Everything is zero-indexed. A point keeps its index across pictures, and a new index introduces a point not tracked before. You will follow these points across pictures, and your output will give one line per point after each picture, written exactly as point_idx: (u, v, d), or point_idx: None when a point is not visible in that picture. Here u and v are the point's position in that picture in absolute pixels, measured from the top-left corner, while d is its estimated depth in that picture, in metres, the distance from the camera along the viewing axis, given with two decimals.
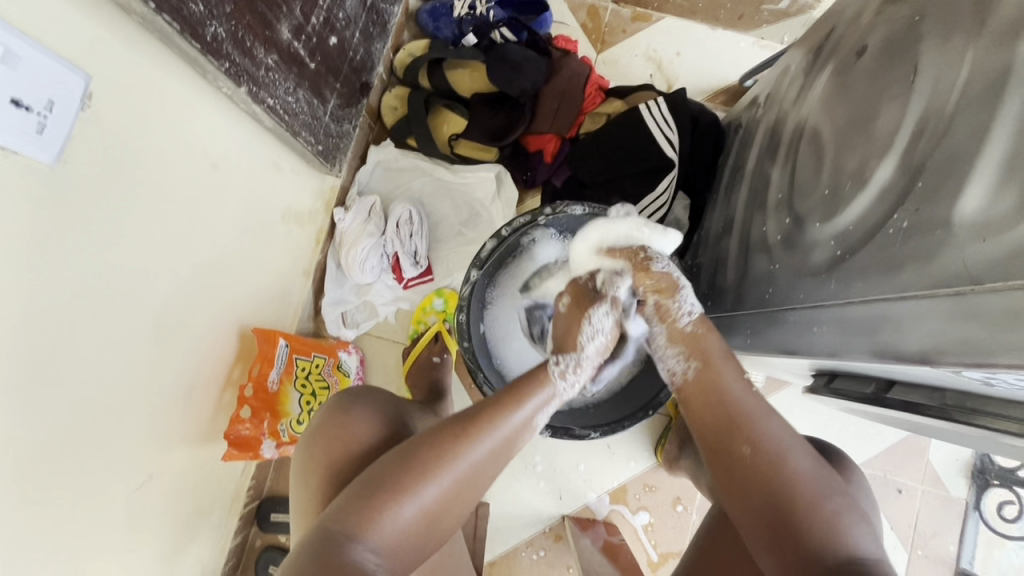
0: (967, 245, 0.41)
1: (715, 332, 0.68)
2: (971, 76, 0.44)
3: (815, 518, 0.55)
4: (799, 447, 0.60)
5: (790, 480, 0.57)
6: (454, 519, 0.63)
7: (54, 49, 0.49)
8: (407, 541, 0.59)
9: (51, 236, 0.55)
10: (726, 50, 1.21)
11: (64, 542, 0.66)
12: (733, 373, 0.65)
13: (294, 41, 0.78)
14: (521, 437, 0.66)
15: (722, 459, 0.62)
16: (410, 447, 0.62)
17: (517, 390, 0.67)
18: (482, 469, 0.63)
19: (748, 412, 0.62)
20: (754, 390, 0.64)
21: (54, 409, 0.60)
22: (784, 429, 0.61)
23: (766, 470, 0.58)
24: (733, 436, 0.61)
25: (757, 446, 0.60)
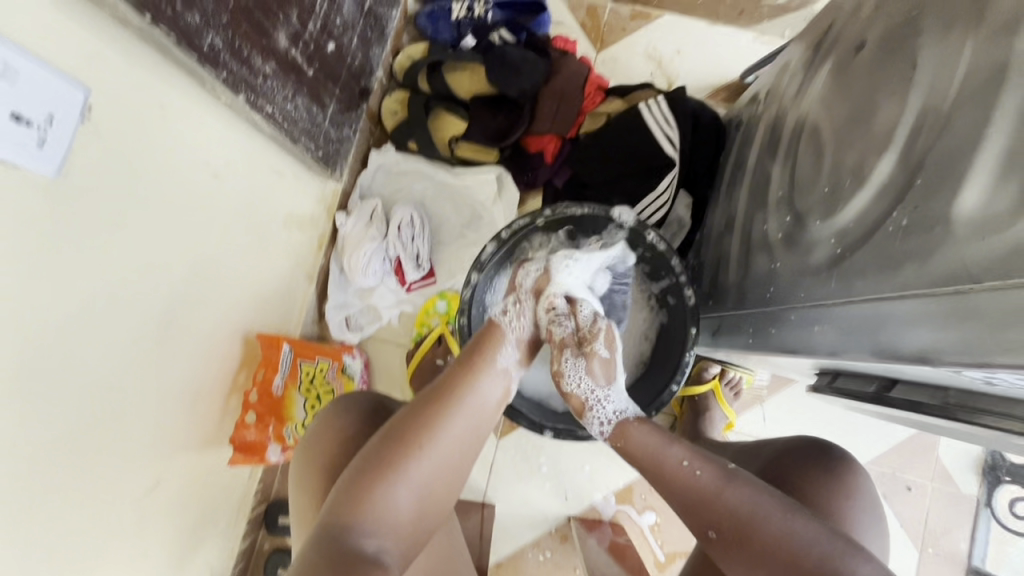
0: (967, 242, 0.40)
1: (640, 427, 0.71)
2: (970, 71, 0.44)
3: (808, 557, 0.55)
4: (759, 500, 0.60)
5: (767, 540, 0.57)
6: (443, 502, 0.65)
7: (52, 63, 0.50)
8: (403, 527, 0.60)
9: (54, 248, 0.55)
10: (727, 47, 1.20)
11: (74, 549, 0.67)
12: (669, 459, 0.66)
13: (292, 48, 0.79)
14: (488, 407, 0.69)
15: (712, 547, 0.62)
16: (389, 430, 0.63)
17: (476, 354, 0.71)
18: (457, 446, 0.65)
19: (703, 497, 0.63)
20: (693, 465, 0.65)
21: (60, 418, 0.61)
22: (743, 490, 0.61)
23: (739, 538, 0.59)
24: (698, 518, 0.63)
25: (720, 529, 0.61)
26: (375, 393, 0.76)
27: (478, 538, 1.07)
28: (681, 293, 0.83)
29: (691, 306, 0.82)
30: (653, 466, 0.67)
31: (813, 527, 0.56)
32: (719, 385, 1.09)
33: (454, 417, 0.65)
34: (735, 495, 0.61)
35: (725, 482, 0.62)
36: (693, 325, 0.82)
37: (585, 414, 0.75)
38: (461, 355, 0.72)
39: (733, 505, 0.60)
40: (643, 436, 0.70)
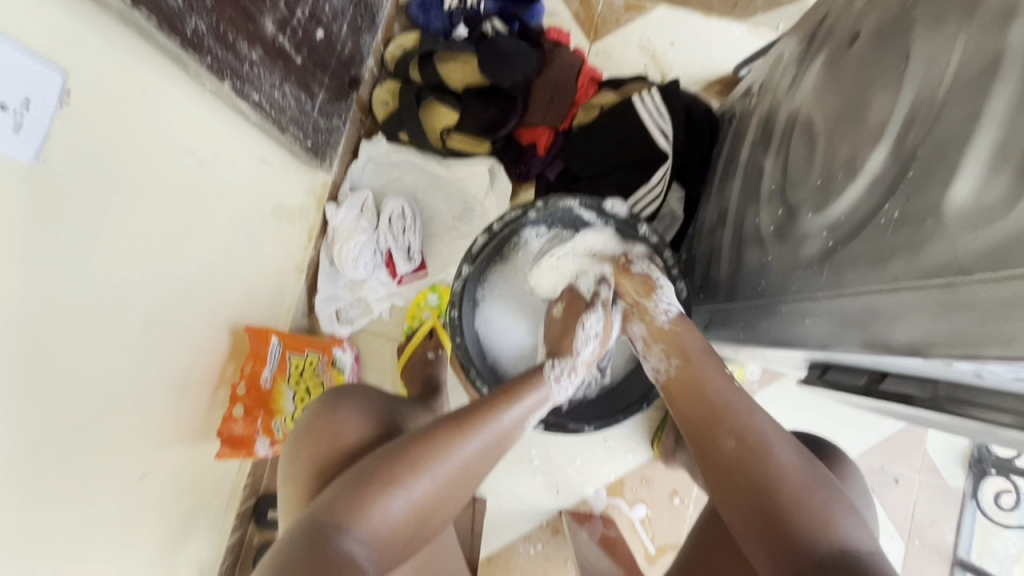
0: (959, 234, 0.40)
1: (694, 330, 0.74)
2: (963, 61, 0.43)
3: (803, 499, 0.57)
4: (782, 435, 0.62)
5: (778, 468, 0.59)
6: (436, 524, 0.63)
7: (28, 45, 0.49)
8: (393, 538, 0.58)
9: (33, 237, 0.54)
10: (721, 40, 1.19)
11: (58, 542, 0.66)
12: (716, 372, 0.69)
13: (279, 35, 0.77)
14: (505, 439, 0.68)
15: (714, 456, 0.63)
16: (396, 448, 0.62)
17: (511, 391, 0.71)
18: (464, 474, 0.64)
19: (732, 407, 0.65)
20: (735, 385, 0.68)
21: (42, 411, 0.60)
22: (768, 421, 0.64)
23: (754, 452, 0.61)
24: (713, 431, 0.64)
25: (741, 438, 0.62)
26: (378, 397, 0.76)
27: (468, 532, 1.02)
28: (674, 287, 0.83)
29: (683, 300, 0.82)
30: (695, 379, 0.69)
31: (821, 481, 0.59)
32: None
33: (469, 445, 0.64)
34: (766, 425, 0.63)
35: (757, 407, 0.65)
36: (684, 318, 0.81)
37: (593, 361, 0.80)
38: (498, 388, 0.72)
39: (756, 422, 0.63)
40: (696, 341, 0.73)
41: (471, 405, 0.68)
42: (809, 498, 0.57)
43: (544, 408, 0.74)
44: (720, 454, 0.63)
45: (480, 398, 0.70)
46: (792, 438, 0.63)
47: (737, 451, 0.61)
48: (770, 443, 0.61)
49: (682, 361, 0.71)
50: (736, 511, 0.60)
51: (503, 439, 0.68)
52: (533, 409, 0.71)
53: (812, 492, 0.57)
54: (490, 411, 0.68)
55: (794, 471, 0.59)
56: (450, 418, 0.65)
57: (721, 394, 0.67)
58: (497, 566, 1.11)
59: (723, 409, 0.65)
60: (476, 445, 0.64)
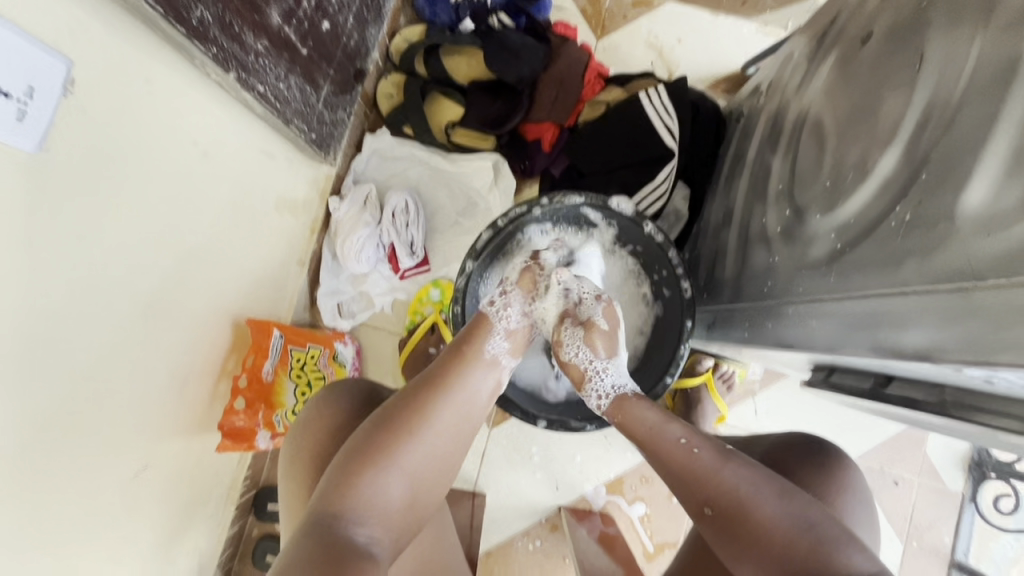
0: (973, 238, 0.39)
1: (640, 402, 0.71)
2: (980, 63, 0.42)
3: (789, 550, 0.55)
4: (760, 484, 0.59)
5: (760, 524, 0.57)
6: (435, 498, 0.64)
7: (32, 34, 0.48)
8: (393, 515, 0.59)
9: (35, 226, 0.54)
10: (729, 37, 1.18)
11: (59, 533, 0.66)
12: (668, 431, 0.66)
13: (285, 26, 0.76)
14: (483, 401, 0.69)
15: (701, 521, 0.62)
16: (378, 418, 0.62)
17: (467, 342, 0.71)
18: (449, 440, 0.64)
19: (700, 475, 0.62)
20: (697, 449, 0.63)
21: (42, 402, 0.59)
22: (742, 473, 0.60)
23: (732, 518, 0.59)
24: (694, 498, 0.62)
25: (716, 507, 0.60)
26: (364, 380, 0.76)
27: (468, 529, 1.03)
28: (678, 286, 0.82)
29: (687, 299, 0.82)
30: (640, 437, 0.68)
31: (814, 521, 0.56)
32: (712, 378, 1.09)
33: (447, 408, 0.65)
34: (735, 480, 0.60)
35: (722, 461, 0.62)
36: (688, 317, 0.81)
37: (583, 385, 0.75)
38: (451, 343, 0.72)
39: (730, 490, 0.60)
40: (643, 410, 0.70)
41: (436, 366, 0.69)
42: (795, 540, 0.55)
43: (506, 358, 0.73)
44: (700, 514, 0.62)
45: (443, 356, 0.70)
46: (763, 470, 0.61)
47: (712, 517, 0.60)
48: (741, 498, 0.59)
49: (630, 430, 0.69)
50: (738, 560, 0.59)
51: (476, 396, 0.68)
52: (498, 360, 0.71)
53: (797, 530, 0.55)
54: (457, 369, 0.68)
55: (772, 511, 0.57)
56: (419, 386, 0.65)
57: (682, 455, 0.64)
58: (496, 562, 1.12)
59: (687, 475, 0.63)
60: (450, 407, 0.65)
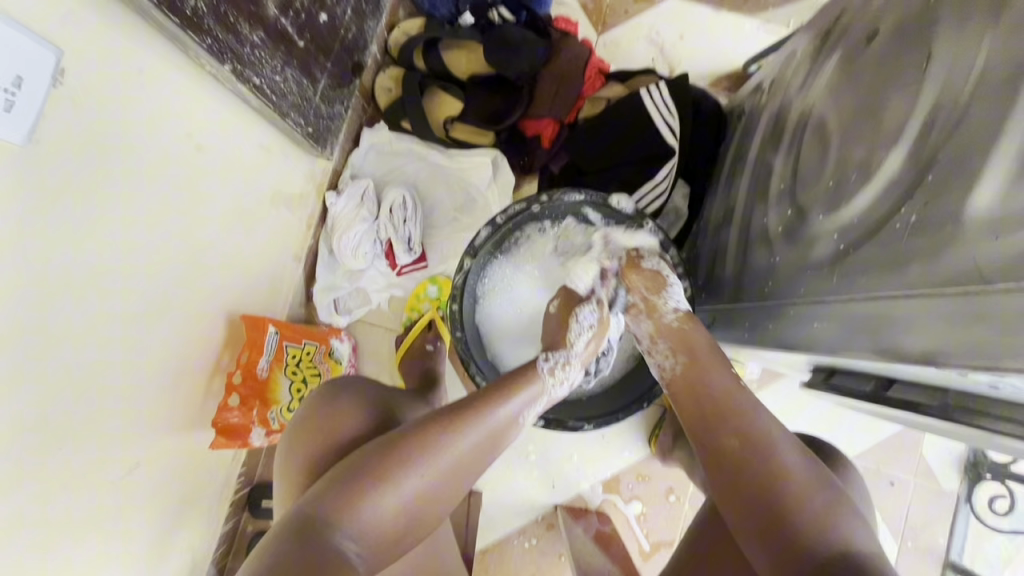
0: (980, 242, 0.39)
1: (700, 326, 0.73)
2: (989, 63, 0.42)
3: (805, 502, 0.56)
4: (788, 439, 0.61)
5: (781, 468, 0.58)
6: (434, 521, 0.62)
7: (21, 22, 0.47)
8: (386, 537, 0.58)
9: (22, 220, 0.52)
10: (731, 34, 1.17)
11: (50, 530, 0.65)
12: (719, 366, 0.68)
13: (281, 17, 0.75)
14: (503, 433, 0.67)
15: (717, 461, 0.62)
16: (387, 443, 0.60)
17: (507, 386, 0.69)
18: (458, 469, 0.62)
19: (738, 407, 0.64)
20: (742, 385, 0.67)
21: (30, 400, 0.58)
22: (776, 427, 0.62)
23: (760, 458, 0.59)
24: (716, 429, 0.64)
25: (746, 439, 0.61)
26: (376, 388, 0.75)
27: (464, 525, 1.02)
28: (678, 285, 0.81)
29: (686, 299, 0.81)
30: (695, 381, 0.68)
31: (830, 484, 0.58)
32: None
33: (465, 442, 0.62)
34: (769, 427, 0.62)
35: (762, 407, 0.64)
36: None
37: (619, 312, 0.78)
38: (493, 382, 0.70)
39: (769, 429, 0.62)
40: (700, 336, 0.71)
41: (470, 398, 0.67)
42: (807, 503, 0.56)
43: (541, 405, 0.72)
44: (718, 449, 0.63)
45: (478, 389, 0.68)
46: (792, 435, 0.62)
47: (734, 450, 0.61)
48: (772, 449, 0.60)
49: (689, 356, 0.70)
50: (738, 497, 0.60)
51: (498, 434, 0.66)
52: (526, 403, 0.69)
53: (812, 494, 0.57)
54: (488, 406, 0.66)
55: (796, 471, 0.58)
56: (441, 414, 0.63)
57: (729, 392, 0.65)
58: (491, 560, 1.11)
59: (727, 409, 0.64)
60: (471, 444, 0.63)
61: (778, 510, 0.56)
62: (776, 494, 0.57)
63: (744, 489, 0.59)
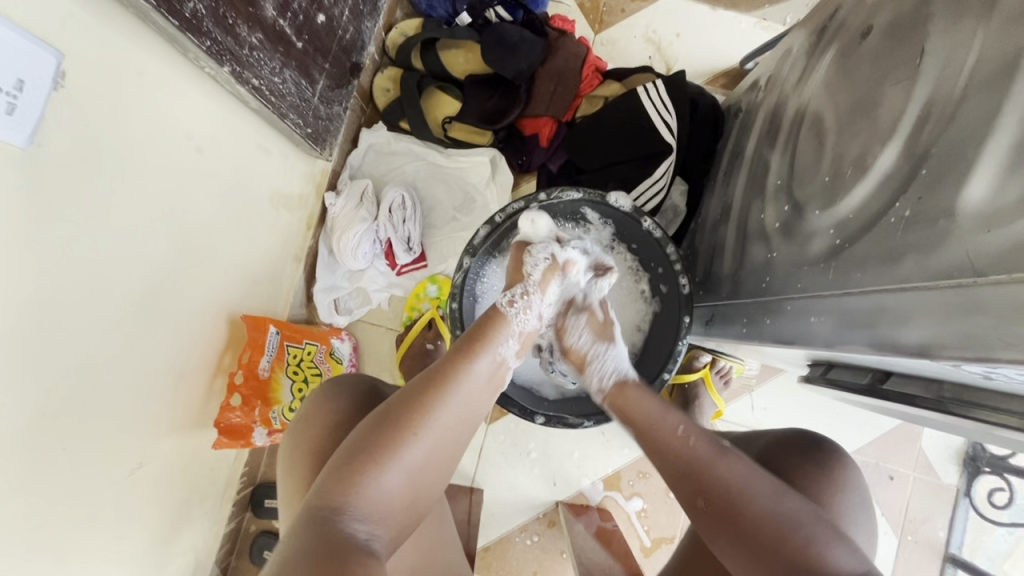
0: (972, 235, 0.39)
1: (636, 389, 0.72)
2: (981, 58, 0.42)
3: (783, 543, 0.55)
4: (752, 480, 0.59)
5: (756, 517, 0.57)
6: (436, 491, 0.63)
7: (23, 26, 0.47)
8: (394, 511, 0.59)
9: (24, 223, 0.53)
10: (727, 32, 1.18)
11: (54, 530, 0.66)
12: (665, 428, 0.67)
13: (280, 18, 0.75)
14: (488, 391, 0.66)
15: (693, 518, 0.62)
16: (377, 419, 0.60)
17: (476, 335, 0.68)
18: (449, 440, 0.62)
19: (695, 465, 0.63)
20: (693, 438, 0.65)
21: (34, 402, 0.59)
22: (738, 467, 0.61)
23: (729, 513, 0.58)
24: (686, 486, 0.63)
25: (709, 499, 0.60)
26: (369, 375, 0.76)
27: (466, 524, 1.02)
28: (675, 281, 0.82)
29: (685, 295, 0.81)
30: (649, 433, 0.68)
31: (802, 517, 0.56)
32: (709, 374, 1.09)
33: (452, 401, 0.62)
34: (731, 475, 0.60)
35: (719, 455, 0.62)
36: (685, 313, 0.81)
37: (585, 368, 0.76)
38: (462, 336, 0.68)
39: (730, 475, 0.60)
40: (642, 399, 0.71)
41: (444, 357, 0.66)
42: (790, 537, 0.55)
43: (512, 340, 0.69)
44: (696, 511, 0.61)
45: (450, 348, 0.67)
46: (761, 471, 0.60)
47: (707, 511, 0.60)
48: (736, 495, 0.59)
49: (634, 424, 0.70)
50: (728, 553, 0.59)
51: (482, 391, 0.65)
52: (502, 347, 0.68)
53: (792, 530, 0.55)
54: (464, 364, 0.65)
55: (767, 517, 0.57)
56: (421, 379, 0.63)
57: (679, 451, 0.64)
58: (493, 557, 1.12)
59: (686, 466, 0.63)
60: (458, 403, 0.63)
61: (761, 564, 0.56)
62: (761, 544, 0.56)
63: (725, 544, 0.59)
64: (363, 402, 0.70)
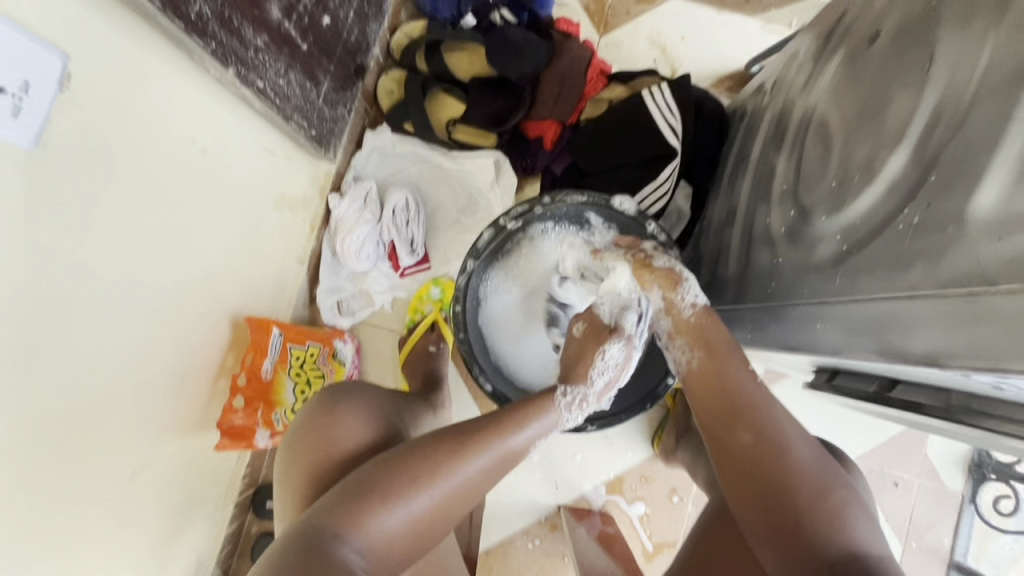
0: (983, 242, 0.39)
1: (720, 322, 0.71)
2: (991, 64, 0.42)
3: (817, 505, 0.56)
4: (804, 440, 0.61)
5: (793, 465, 0.59)
6: (439, 535, 0.63)
7: (30, 28, 0.47)
8: (393, 549, 0.58)
9: (29, 225, 0.53)
10: (732, 35, 1.17)
11: (55, 532, 0.65)
12: (740, 366, 0.67)
13: (285, 20, 0.76)
14: (514, 460, 0.66)
15: (726, 458, 0.63)
16: (397, 456, 0.61)
17: (518, 408, 0.68)
18: (464, 494, 0.62)
19: (757, 404, 0.64)
20: (759, 380, 0.66)
21: (35, 404, 0.59)
22: (799, 427, 0.62)
23: (770, 448, 0.60)
24: (732, 426, 0.63)
25: (760, 435, 0.61)
26: (381, 394, 0.76)
27: (469, 529, 1.00)
28: None
29: None
30: (718, 372, 0.67)
31: (839, 484, 0.58)
32: None
33: (479, 464, 0.62)
34: (785, 423, 0.62)
35: (778, 404, 0.64)
36: None
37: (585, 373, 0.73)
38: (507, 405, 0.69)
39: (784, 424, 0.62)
40: (721, 335, 0.70)
41: (482, 418, 0.66)
42: (823, 500, 0.56)
43: (552, 434, 0.70)
44: (738, 453, 0.62)
45: (490, 411, 0.67)
46: (812, 436, 0.62)
47: (751, 450, 0.61)
48: (787, 443, 0.60)
49: (704, 355, 0.69)
50: (744, 502, 0.60)
51: (508, 461, 0.65)
52: (542, 433, 0.68)
53: (827, 492, 0.57)
54: (501, 428, 0.65)
55: (811, 476, 0.58)
56: (454, 433, 0.63)
57: (744, 390, 0.65)
58: (494, 561, 1.12)
59: (749, 404, 0.64)
60: (484, 467, 0.63)
61: (775, 507, 0.58)
62: (792, 496, 0.57)
63: (752, 489, 0.60)
64: (372, 424, 0.70)
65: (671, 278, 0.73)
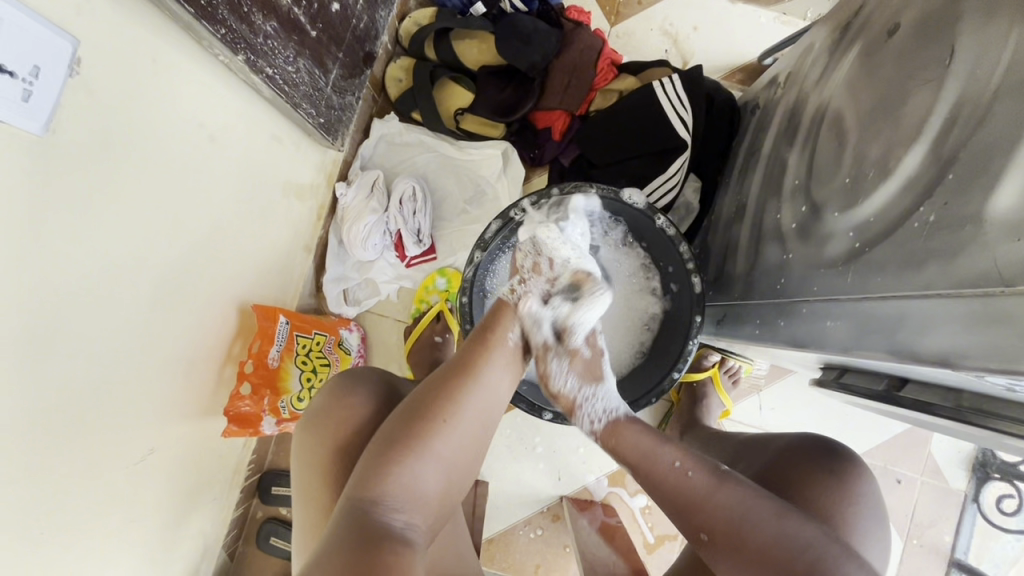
0: (1000, 242, 0.38)
1: (630, 425, 0.69)
2: (1014, 60, 0.41)
3: (794, 572, 0.55)
4: (756, 505, 0.59)
5: (760, 546, 0.57)
6: (468, 475, 0.64)
7: (41, 13, 0.47)
8: (430, 503, 0.59)
9: (40, 211, 0.53)
10: (746, 26, 1.15)
11: (66, 514, 0.66)
12: (659, 464, 0.65)
13: (294, 7, 0.74)
14: (506, 385, 0.68)
15: (702, 547, 0.62)
16: (404, 410, 0.62)
17: (493, 327, 0.70)
18: (474, 433, 0.64)
19: (692, 501, 0.62)
20: (682, 467, 0.64)
21: (45, 389, 0.59)
22: (737, 495, 0.60)
23: (734, 547, 0.59)
24: (690, 523, 0.62)
25: (713, 531, 0.60)
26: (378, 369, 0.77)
27: (472, 516, 1.03)
28: (687, 280, 0.82)
29: (697, 293, 0.80)
30: (643, 466, 0.66)
31: (809, 537, 0.57)
32: (717, 373, 1.07)
33: (476, 394, 0.64)
34: (732, 505, 0.60)
35: (718, 483, 0.62)
36: (696, 312, 0.80)
37: (573, 412, 0.72)
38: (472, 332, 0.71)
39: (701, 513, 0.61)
40: (634, 434, 0.68)
41: (461, 354, 0.68)
42: (802, 568, 0.55)
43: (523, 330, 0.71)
44: (705, 543, 0.61)
45: (465, 345, 0.69)
46: (762, 494, 0.60)
47: (713, 542, 0.60)
48: (741, 524, 0.59)
49: (628, 463, 0.68)
50: None
51: (502, 384, 0.68)
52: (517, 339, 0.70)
53: (803, 557, 0.56)
54: (484, 357, 0.67)
55: (776, 543, 0.57)
56: (444, 373, 0.65)
57: (677, 486, 0.63)
58: (497, 549, 1.13)
59: (684, 503, 0.63)
60: (482, 396, 0.65)
61: None
62: (775, 573, 0.56)
63: (737, 571, 0.59)
64: (374, 395, 0.71)
65: (576, 360, 0.72)
